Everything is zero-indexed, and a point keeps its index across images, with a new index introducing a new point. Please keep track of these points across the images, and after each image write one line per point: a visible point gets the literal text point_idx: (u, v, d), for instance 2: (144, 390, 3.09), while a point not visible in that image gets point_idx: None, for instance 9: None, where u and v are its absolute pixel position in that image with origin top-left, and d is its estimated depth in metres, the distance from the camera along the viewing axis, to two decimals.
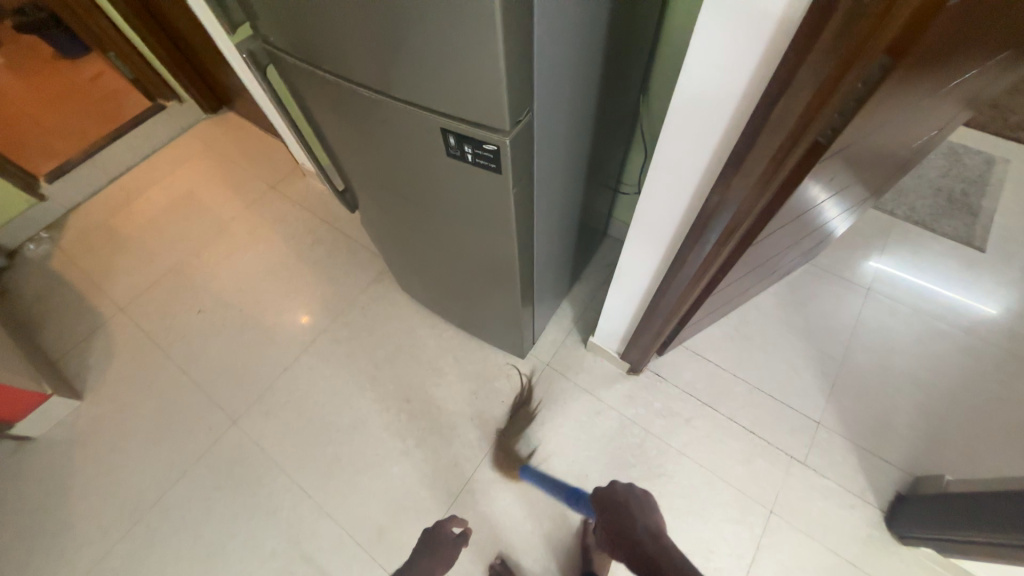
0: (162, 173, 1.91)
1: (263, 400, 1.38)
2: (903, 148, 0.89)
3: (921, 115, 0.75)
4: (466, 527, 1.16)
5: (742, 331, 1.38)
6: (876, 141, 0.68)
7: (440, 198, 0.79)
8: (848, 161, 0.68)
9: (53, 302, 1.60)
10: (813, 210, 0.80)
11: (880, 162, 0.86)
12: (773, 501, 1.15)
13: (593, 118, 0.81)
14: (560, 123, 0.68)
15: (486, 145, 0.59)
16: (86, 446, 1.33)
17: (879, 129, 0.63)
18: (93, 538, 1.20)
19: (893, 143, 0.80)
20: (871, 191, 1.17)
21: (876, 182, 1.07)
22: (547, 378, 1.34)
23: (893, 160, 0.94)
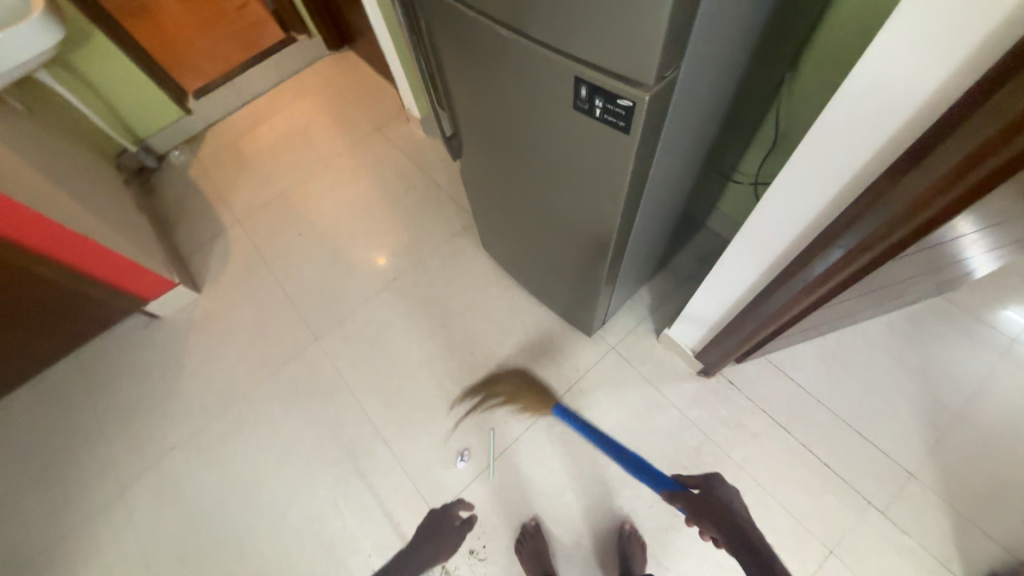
0: (284, 103, 2.06)
1: (343, 324, 1.50)
2: None
3: None
4: (472, 514, 1.18)
5: (839, 356, 1.24)
6: None
7: (550, 156, 0.77)
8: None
9: (188, 205, 1.84)
10: (980, 234, 0.67)
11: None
12: (838, 543, 1.04)
13: (733, 92, 0.73)
14: (699, 91, 0.62)
15: (620, 100, 0.56)
16: (198, 333, 1.54)
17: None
18: (195, 410, 1.41)
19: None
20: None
21: None
22: (611, 361, 1.31)
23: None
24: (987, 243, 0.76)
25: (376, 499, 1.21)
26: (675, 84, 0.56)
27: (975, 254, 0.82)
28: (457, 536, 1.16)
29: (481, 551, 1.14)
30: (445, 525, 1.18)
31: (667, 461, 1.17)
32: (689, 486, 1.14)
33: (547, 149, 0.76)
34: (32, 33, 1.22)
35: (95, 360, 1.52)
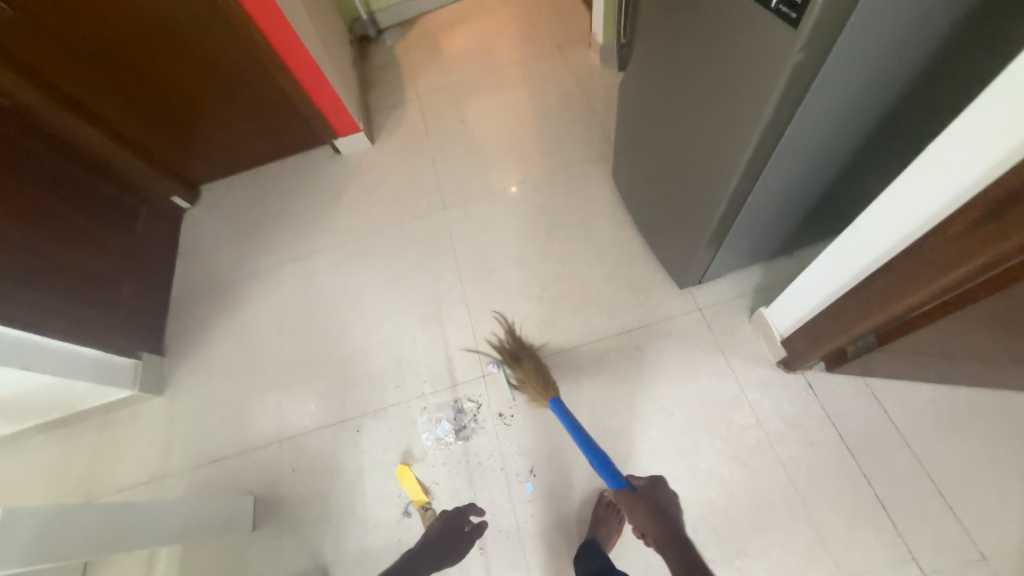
0: (489, 8, 2.25)
1: (469, 204, 1.71)
2: None
3: None
4: (483, 521, 1.18)
5: (957, 412, 1.07)
6: None
7: (722, 53, 0.81)
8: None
9: (386, 75, 2.17)
10: None
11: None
12: (853, 573, 0.98)
13: (934, 42, 0.72)
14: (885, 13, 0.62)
15: None
16: (362, 174, 1.89)
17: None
18: (342, 229, 1.76)
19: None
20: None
21: None
22: (691, 319, 1.30)
23: None
24: None
25: (444, 344, 1.42)
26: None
27: None
28: (467, 541, 1.16)
29: (508, 417, 1.28)
30: (456, 528, 1.17)
31: (707, 424, 1.17)
32: (719, 454, 1.13)
33: (721, 44, 0.80)
34: None
35: (291, 170, 1.96)
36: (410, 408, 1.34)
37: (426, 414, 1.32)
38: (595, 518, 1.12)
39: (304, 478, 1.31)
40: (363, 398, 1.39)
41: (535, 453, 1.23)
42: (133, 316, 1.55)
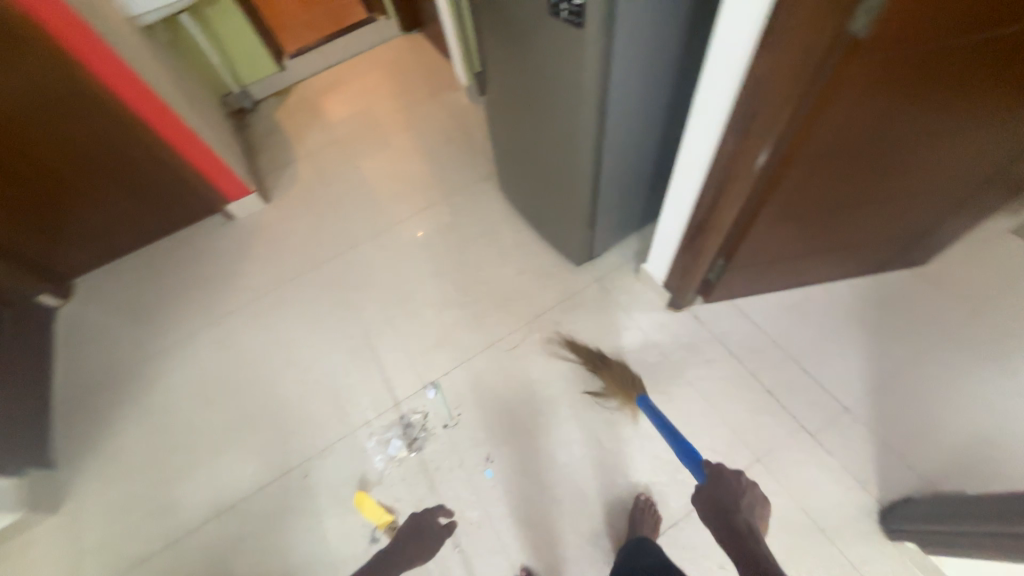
0: (361, 69, 2.44)
1: (377, 238, 1.79)
2: (979, 143, 0.94)
3: (983, 108, 0.84)
4: (452, 521, 1.18)
5: (801, 306, 1.36)
6: (913, 114, 0.81)
7: (544, 62, 1.01)
8: (913, 94, 0.76)
9: (270, 140, 2.23)
10: (856, 165, 0.91)
11: (960, 138, 0.90)
12: (764, 453, 1.18)
13: (688, 35, 0.98)
14: (643, 8, 0.83)
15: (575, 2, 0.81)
16: (262, 233, 1.89)
17: (948, 58, 0.70)
18: (251, 287, 1.73)
19: (980, 104, 0.82)
20: (963, 198, 1.13)
21: (968, 180, 1.06)
22: (593, 289, 1.49)
23: (976, 155, 0.98)
24: (874, 186, 1.00)
25: (380, 368, 1.45)
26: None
27: (878, 200, 1.05)
28: (435, 540, 1.14)
29: (455, 420, 1.33)
30: (423, 530, 1.14)
31: (627, 371, 1.34)
32: None
33: (541, 55, 1.00)
34: None
35: (183, 242, 1.89)
36: (358, 437, 1.34)
37: (375, 437, 1.33)
38: (634, 522, 1.13)
39: (256, 542, 1.23)
40: (305, 442, 1.35)
41: (488, 441, 1.30)
42: (12, 427, 1.36)
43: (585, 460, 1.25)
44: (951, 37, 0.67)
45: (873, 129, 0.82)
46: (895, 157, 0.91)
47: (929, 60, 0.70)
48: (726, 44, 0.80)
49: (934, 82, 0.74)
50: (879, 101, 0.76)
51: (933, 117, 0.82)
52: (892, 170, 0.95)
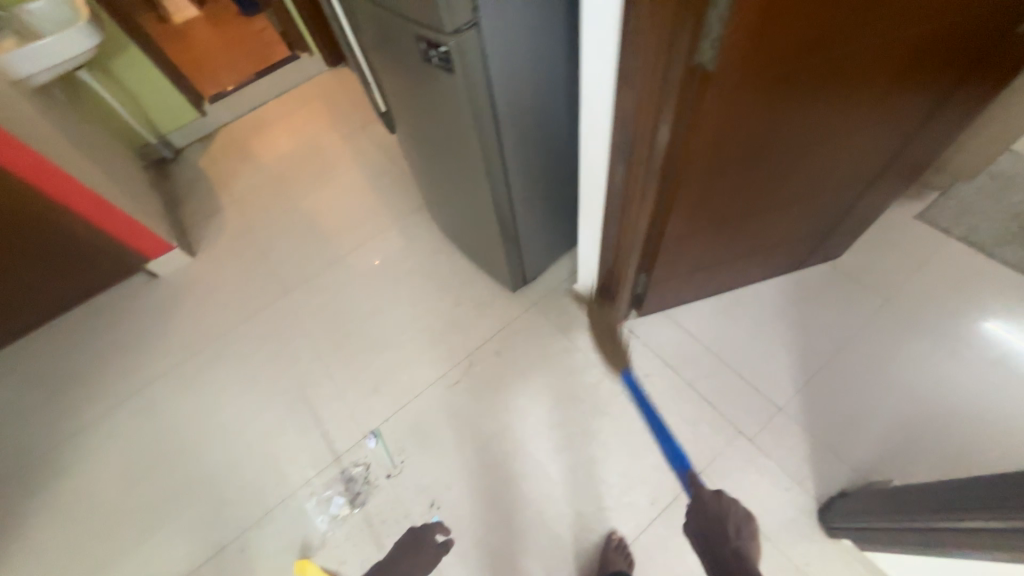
0: (288, 107, 2.39)
1: (310, 283, 1.73)
2: (862, 145, 0.98)
3: (853, 115, 0.87)
4: (449, 538, 1.19)
5: (730, 309, 1.38)
6: (785, 128, 0.83)
7: (432, 104, 0.99)
8: (785, 99, 0.76)
9: (195, 189, 2.14)
10: (746, 179, 0.93)
11: (845, 134, 0.91)
12: (706, 464, 1.18)
13: (573, 66, 0.99)
14: (514, 46, 0.84)
15: (441, 47, 0.79)
16: (189, 288, 1.80)
17: (809, 63, 0.71)
18: (177, 349, 1.64)
19: (855, 103, 0.84)
20: (862, 192, 1.17)
21: (861, 178, 1.11)
22: (531, 314, 1.48)
23: (862, 155, 1.02)
24: (770, 194, 1.02)
25: (318, 422, 1.39)
26: (483, 34, 0.79)
27: (780, 205, 1.08)
28: (433, 557, 1.16)
29: (397, 468, 1.29)
30: (420, 547, 1.17)
31: (568, 395, 1.33)
32: (584, 416, 1.30)
33: (427, 96, 0.98)
34: (72, 38, 1.55)
35: (102, 307, 1.78)
36: (298, 499, 1.28)
37: (316, 497, 1.27)
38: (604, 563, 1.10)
39: None
40: (243, 511, 1.28)
41: (433, 486, 1.26)
42: None
43: (533, 493, 1.22)
44: (803, 43, 0.67)
45: (750, 146, 0.84)
46: (781, 167, 0.93)
47: (791, 65, 0.70)
48: (599, 77, 0.81)
49: (801, 85, 0.75)
50: (753, 110, 0.75)
51: (812, 118, 0.83)
52: (786, 174, 0.97)
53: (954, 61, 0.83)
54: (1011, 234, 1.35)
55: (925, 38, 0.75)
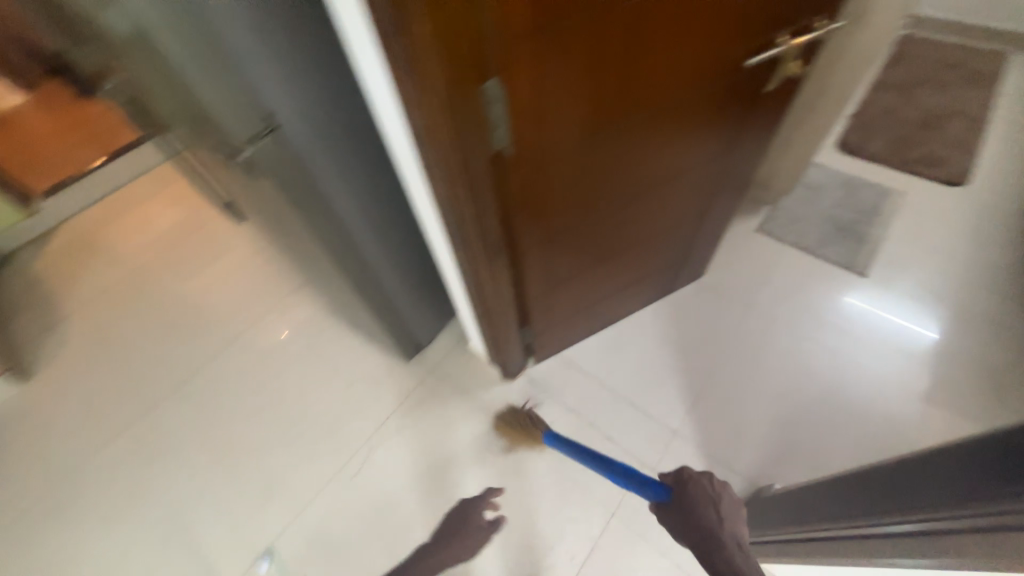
0: (141, 186, 2.13)
1: (180, 388, 1.52)
2: (691, 187, 1.05)
3: (671, 168, 0.93)
4: (498, 518, 1.23)
5: (618, 341, 1.44)
6: (604, 186, 0.87)
7: (264, 198, 0.93)
8: (590, 160, 0.79)
9: (28, 298, 1.83)
10: (586, 230, 0.97)
11: (670, 182, 0.98)
12: (616, 505, 1.23)
13: None
14: (337, 145, 0.79)
15: (240, 153, 0.73)
16: (24, 422, 1.51)
17: (598, 130, 0.74)
18: (11, 502, 1.35)
19: (664, 157, 0.88)
20: (708, 221, 1.27)
21: (703, 212, 1.20)
22: (430, 381, 1.43)
23: (696, 194, 1.10)
24: (617, 240, 1.07)
25: (206, 556, 1.24)
26: (288, 140, 0.72)
27: (632, 245, 1.14)
28: (480, 534, 1.22)
29: None
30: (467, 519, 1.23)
31: (478, 462, 1.30)
32: (496, 482, 1.28)
33: (257, 190, 0.92)
34: None
35: None
36: None
37: None
38: None
39: None
40: None
41: None
42: None
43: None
44: (583, 116, 0.70)
45: (574, 204, 0.87)
46: (618, 214, 0.98)
47: (579, 134, 0.73)
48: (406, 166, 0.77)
49: (603, 147, 0.78)
50: (558, 173, 0.78)
51: (629, 171, 0.87)
52: (627, 219, 1.02)
53: (746, 113, 0.91)
54: (829, 234, 1.58)
55: (710, 101, 0.82)
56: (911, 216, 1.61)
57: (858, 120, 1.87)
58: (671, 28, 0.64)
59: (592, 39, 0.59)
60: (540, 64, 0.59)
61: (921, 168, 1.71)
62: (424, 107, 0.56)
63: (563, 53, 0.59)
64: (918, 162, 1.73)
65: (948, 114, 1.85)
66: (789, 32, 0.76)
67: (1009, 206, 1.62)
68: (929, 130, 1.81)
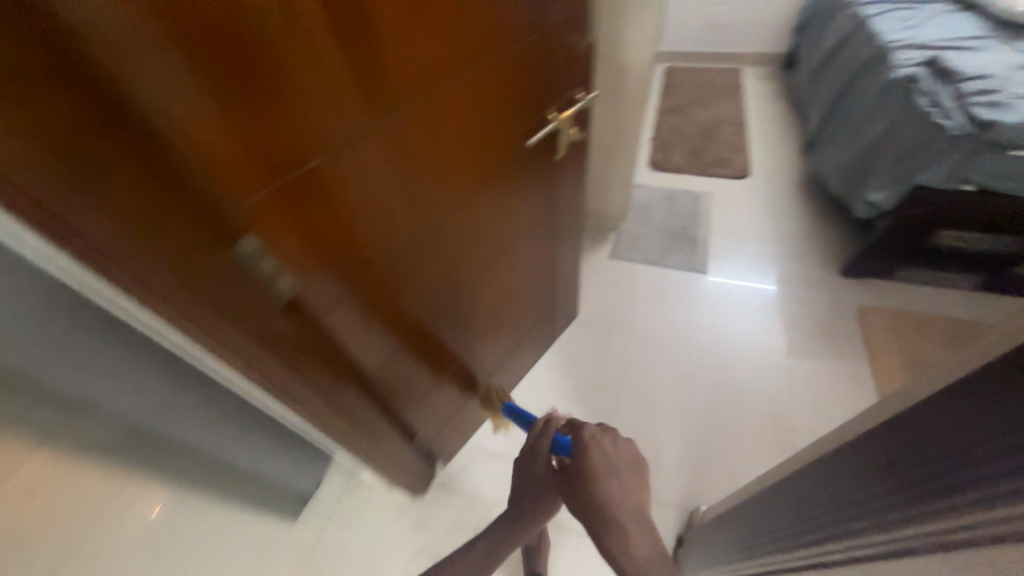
0: None
1: None
2: (529, 251, 1.06)
3: (500, 241, 0.92)
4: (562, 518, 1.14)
5: (521, 410, 1.39)
6: (438, 279, 0.82)
7: None
8: (413, 261, 0.73)
9: None
10: (438, 323, 0.91)
11: (506, 251, 0.97)
12: None
13: None
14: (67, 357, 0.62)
15: None
16: None
17: (408, 232, 0.68)
18: None
19: (489, 229, 0.87)
20: (562, 273, 1.30)
21: (553, 267, 1.22)
22: (328, 535, 1.20)
23: (537, 256, 1.11)
24: (475, 321, 1.04)
25: None
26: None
27: (494, 321, 1.11)
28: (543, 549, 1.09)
29: None
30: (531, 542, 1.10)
31: None
32: None
33: None
34: None
35: None
36: None
37: None
38: None
39: None
40: None
41: None
42: None
43: None
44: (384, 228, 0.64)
45: (413, 307, 0.80)
46: (466, 297, 0.94)
47: (389, 243, 0.66)
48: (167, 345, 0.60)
49: (422, 248, 0.73)
50: (381, 286, 0.70)
51: (459, 256, 0.83)
52: (478, 296, 0.98)
53: (553, 175, 0.95)
54: (667, 244, 1.76)
55: (510, 176, 0.83)
56: (723, 210, 1.86)
57: (656, 143, 2.18)
58: (445, 125, 0.62)
59: (362, 162, 0.53)
60: (309, 204, 0.50)
61: (714, 169, 2.02)
62: (158, 304, 0.43)
63: (333, 185, 0.52)
64: (710, 165, 2.04)
65: (718, 123, 2.24)
66: (556, 108, 0.81)
67: (787, 179, 1.93)
68: (710, 139, 2.17)
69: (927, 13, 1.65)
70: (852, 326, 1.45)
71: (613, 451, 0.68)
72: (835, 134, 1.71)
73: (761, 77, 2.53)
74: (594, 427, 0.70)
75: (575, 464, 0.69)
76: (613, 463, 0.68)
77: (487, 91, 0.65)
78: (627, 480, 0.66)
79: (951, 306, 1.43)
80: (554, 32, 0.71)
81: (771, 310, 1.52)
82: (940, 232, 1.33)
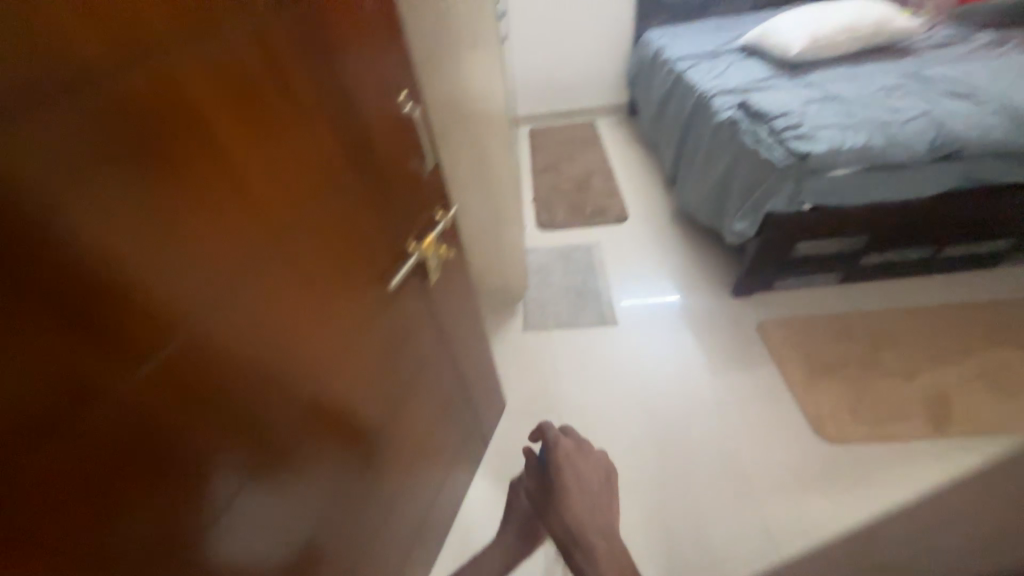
0: None
1: None
2: (435, 385, 0.91)
3: (402, 377, 0.79)
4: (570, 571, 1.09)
5: (467, 541, 1.18)
6: (337, 447, 0.66)
7: None
8: (310, 413, 0.59)
9: None
10: (352, 498, 0.72)
11: (415, 384, 0.83)
12: None
13: None
14: None
15: None
16: None
17: (294, 383, 0.55)
18: None
19: (399, 346, 0.75)
20: (478, 382, 1.17)
21: (468, 380, 1.08)
22: None
23: (446, 384, 0.96)
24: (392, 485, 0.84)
25: None
26: None
27: (415, 472, 0.92)
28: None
29: None
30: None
31: None
32: None
33: None
34: None
35: None
36: None
37: None
38: None
39: None
40: None
41: None
42: None
43: None
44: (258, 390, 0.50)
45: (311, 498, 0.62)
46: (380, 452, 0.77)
47: (271, 404, 0.52)
48: None
49: (303, 421, 0.58)
50: (255, 484, 0.52)
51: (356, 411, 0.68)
52: (395, 445, 0.81)
53: (435, 301, 0.83)
54: (574, 302, 1.75)
55: (395, 307, 0.72)
56: (614, 256, 1.92)
57: (539, 204, 2.25)
58: (297, 262, 0.52)
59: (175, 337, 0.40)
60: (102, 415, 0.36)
61: (597, 218, 2.11)
62: None
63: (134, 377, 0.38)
64: (592, 216, 2.14)
65: (588, 176, 2.39)
66: (414, 236, 0.72)
67: (661, 215, 2.07)
68: (585, 191, 2.30)
69: (725, 62, 1.93)
70: (756, 344, 1.50)
71: (584, 465, 0.81)
72: (689, 171, 1.88)
73: (614, 126, 2.78)
74: (569, 444, 0.83)
75: (552, 475, 0.81)
76: (583, 478, 0.80)
77: (351, 205, 0.58)
78: (596, 493, 0.79)
79: (825, 304, 1.58)
80: (398, 154, 0.65)
81: (680, 320, 1.62)
82: (797, 245, 1.47)
